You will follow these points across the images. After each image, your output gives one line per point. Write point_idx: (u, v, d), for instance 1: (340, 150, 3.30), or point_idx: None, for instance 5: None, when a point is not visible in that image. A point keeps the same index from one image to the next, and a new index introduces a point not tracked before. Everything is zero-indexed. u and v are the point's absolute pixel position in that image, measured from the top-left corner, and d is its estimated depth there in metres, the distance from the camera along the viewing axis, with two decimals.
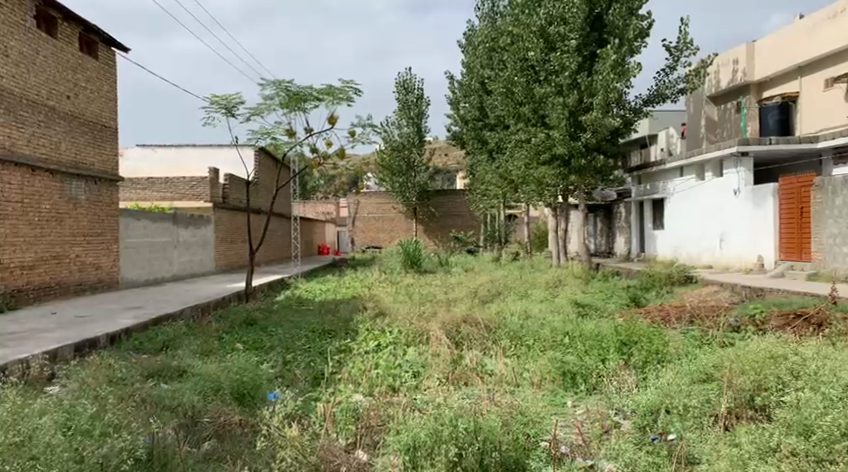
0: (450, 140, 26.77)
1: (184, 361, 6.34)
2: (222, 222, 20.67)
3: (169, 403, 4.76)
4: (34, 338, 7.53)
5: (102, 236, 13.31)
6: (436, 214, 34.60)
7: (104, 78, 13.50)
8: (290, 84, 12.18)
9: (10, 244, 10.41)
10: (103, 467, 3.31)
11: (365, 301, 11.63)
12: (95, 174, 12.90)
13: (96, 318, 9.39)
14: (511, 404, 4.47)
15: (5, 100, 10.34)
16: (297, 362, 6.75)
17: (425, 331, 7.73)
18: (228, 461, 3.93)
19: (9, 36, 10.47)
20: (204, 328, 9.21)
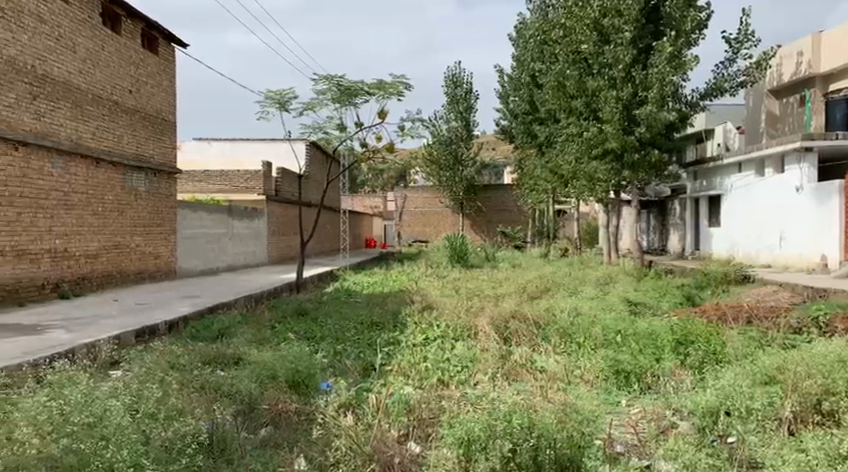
0: (499, 134, 26.64)
1: (239, 349, 6.50)
2: (273, 215, 21.05)
3: (227, 390, 4.90)
4: (96, 324, 7.83)
5: (161, 227, 13.74)
6: (483, 209, 34.42)
7: (164, 73, 13.90)
8: (342, 78, 12.30)
9: (76, 234, 10.81)
10: (168, 449, 3.45)
11: (412, 294, 11.67)
12: (155, 166, 13.31)
13: (155, 306, 9.71)
14: (565, 402, 4.43)
15: (73, 95, 10.73)
16: (347, 352, 6.84)
17: (474, 325, 7.73)
18: (285, 448, 4.02)
19: (76, 33, 10.85)
20: (256, 318, 9.41)
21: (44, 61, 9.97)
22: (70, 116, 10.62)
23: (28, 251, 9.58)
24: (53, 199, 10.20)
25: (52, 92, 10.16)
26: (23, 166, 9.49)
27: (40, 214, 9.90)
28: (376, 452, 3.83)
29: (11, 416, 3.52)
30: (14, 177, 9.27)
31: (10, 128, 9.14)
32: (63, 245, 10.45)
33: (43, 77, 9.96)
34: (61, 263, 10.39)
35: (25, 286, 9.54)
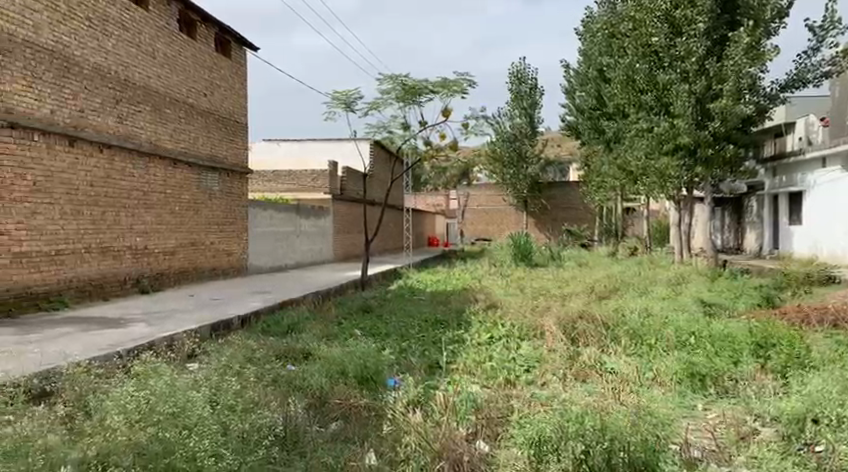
0: (564, 130, 26.21)
1: (308, 345, 6.63)
2: (338, 213, 21.41)
3: (299, 384, 5.02)
4: (174, 318, 8.15)
5: (233, 225, 14.17)
6: (547, 207, 33.97)
7: (236, 76, 14.33)
8: (406, 78, 12.39)
9: (155, 231, 11.29)
10: (246, 441, 3.57)
11: (476, 293, 11.63)
12: (227, 166, 13.74)
13: (229, 301, 10.04)
14: (639, 405, 4.32)
15: (152, 99, 11.19)
16: (412, 349, 6.89)
17: (540, 324, 7.64)
18: (357, 442, 4.08)
19: (156, 39, 11.32)
20: (323, 314, 9.59)
21: (126, 67, 10.44)
22: (149, 118, 11.08)
23: (111, 247, 10.05)
24: (133, 198, 10.67)
25: (133, 96, 10.63)
26: (107, 167, 9.97)
27: (123, 213, 10.37)
28: (447, 448, 3.84)
29: (102, 404, 3.71)
30: (99, 178, 9.74)
31: (95, 131, 9.61)
32: (143, 243, 10.92)
33: (125, 83, 10.42)
34: (141, 259, 10.87)
35: (109, 281, 10.01)
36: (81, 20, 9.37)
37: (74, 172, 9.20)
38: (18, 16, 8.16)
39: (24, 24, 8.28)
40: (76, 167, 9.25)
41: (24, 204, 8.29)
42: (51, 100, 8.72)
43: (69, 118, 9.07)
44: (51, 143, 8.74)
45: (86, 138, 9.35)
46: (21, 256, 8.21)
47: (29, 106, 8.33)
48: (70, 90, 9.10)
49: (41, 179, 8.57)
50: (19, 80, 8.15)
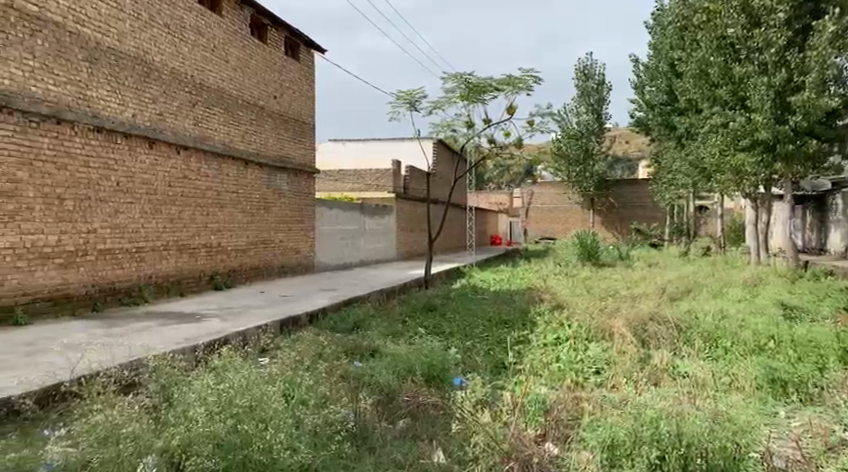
0: (632, 127, 25.56)
1: (374, 342, 6.70)
2: (403, 212, 21.57)
3: (368, 381, 5.09)
4: (246, 314, 8.42)
5: (301, 223, 14.49)
6: (615, 205, 33.22)
7: (305, 79, 14.64)
8: (470, 76, 12.36)
9: (227, 230, 11.66)
10: (317, 437, 3.65)
11: (542, 292, 11.50)
12: (295, 166, 14.05)
13: (297, 298, 10.28)
14: (716, 411, 4.20)
15: (225, 102, 11.56)
16: (477, 349, 6.86)
17: (608, 325, 7.46)
18: (425, 440, 4.11)
19: (228, 44, 11.67)
20: (388, 312, 9.69)
21: (201, 71, 10.83)
22: (222, 121, 11.44)
23: (187, 245, 10.44)
24: (208, 198, 11.05)
25: (208, 99, 11.00)
26: (184, 168, 10.37)
27: (198, 212, 10.75)
28: (517, 446, 3.81)
29: (183, 397, 3.88)
30: (176, 178, 10.13)
31: (172, 134, 10.00)
32: (216, 241, 11.30)
33: (200, 86, 10.80)
34: (215, 257, 11.25)
35: (185, 277, 10.41)
36: (160, 27, 9.76)
37: (153, 173, 9.60)
38: (104, 25, 8.57)
39: (109, 32, 8.68)
40: (156, 168, 9.66)
41: (109, 203, 8.70)
42: (133, 104, 9.13)
43: (149, 121, 9.48)
44: (133, 145, 9.16)
45: (164, 140, 9.74)
46: (107, 253, 8.61)
47: (113, 110, 8.74)
48: (150, 94, 9.50)
49: (124, 179, 8.98)
50: (105, 86, 8.57)
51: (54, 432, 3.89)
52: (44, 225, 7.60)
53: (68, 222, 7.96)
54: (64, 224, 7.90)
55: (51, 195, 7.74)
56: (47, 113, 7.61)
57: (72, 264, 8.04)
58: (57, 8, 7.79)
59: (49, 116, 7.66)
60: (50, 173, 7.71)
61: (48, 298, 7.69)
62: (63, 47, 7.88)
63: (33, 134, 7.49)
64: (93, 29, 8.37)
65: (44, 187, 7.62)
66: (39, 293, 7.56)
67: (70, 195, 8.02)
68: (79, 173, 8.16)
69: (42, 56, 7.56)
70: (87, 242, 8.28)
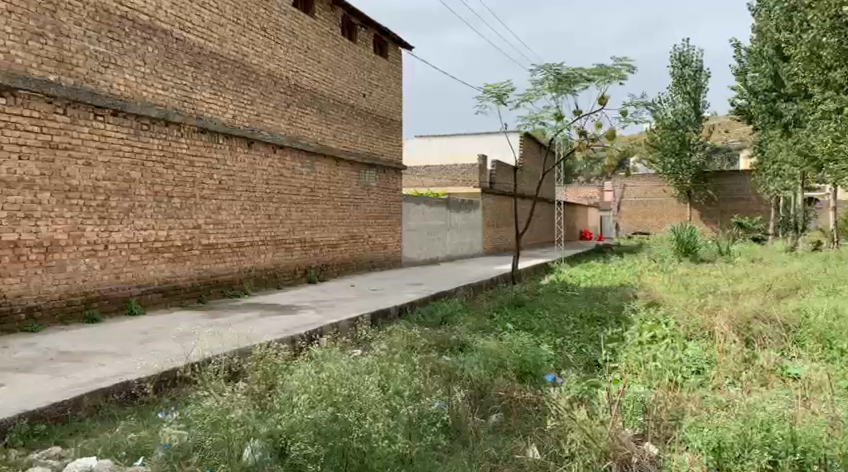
0: (733, 115, 24.28)
1: (462, 336, 6.71)
2: (490, 207, 21.46)
3: (460, 376, 5.11)
4: (339, 306, 8.65)
5: (389, 219, 14.73)
6: (714, 198, 31.68)
7: (393, 76, 14.83)
8: (560, 67, 12.11)
9: (320, 226, 12.00)
10: (412, 429, 3.72)
11: (635, 289, 11.13)
12: (384, 163, 14.28)
13: (387, 291, 10.46)
14: (835, 416, 3.93)
15: (318, 101, 11.89)
16: (568, 346, 6.74)
17: (709, 323, 7.11)
18: (520, 436, 4.08)
19: (320, 45, 11.97)
20: (476, 307, 9.67)
21: (295, 72, 11.18)
22: (315, 120, 11.77)
23: (284, 240, 10.84)
24: (302, 194, 11.42)
25: (302, 99, 11.35)
26: (280, 166, 10.75)
27: (293, 208, 11.13)
28: (617, 442, 3.71)
29: (284, 386, 4.03)
30: (273, 176, 10.53)
31: (269, 133, 10.39)
32: (310, 236, 11.65)
33: (294, 87, 11.16)
34: (309, 251, 11.61)
35: (281, 271, 10.82)
36: (257, 31, 10.14)
37: (252, 172, 10.03)
38: (206, 30, 9.00)
39: (211, 37, 9.10)
40: (255, 167, 10.07)
41: (212, 200, 9.15)
42: (233, 106, 9.55)
43: (248, 121, 9.89)
44: (234, 145, 9.59)
45: (261, 139, 10.13)
46: (210, 248, 9.08)
47: (216, 112, 9.18)
48: (249, 96, 9.90)
49: (225, 178, 9.42)
50: (207, 89, 9.00)
51: (167, 415, 4.16)
52: (155, 220, 8.09)
53: (175, 218, 8.44)
54: (173, 220, 8.39)
55: (161, 193, 8.21)
56: (157, 116, 8.07)
57: (179, 258, 8.52)
58: (165, 16, 8.25)
59: (159, 118, 8.13)
60: (160, 172, 8.18)
61: (158, 289, 8.19)
62: (170, 53, 8.33)
63: (145, 136, 7.96)
64: (196, 35, 8.80)
65: (154, 186, 8.10)
66: (150, 285, 8.06)
67: (178, 193, 8.49)
68: (185, 172, 8.61)
69: (152, 62, 8.02)
70: (193, 237, 8.75)
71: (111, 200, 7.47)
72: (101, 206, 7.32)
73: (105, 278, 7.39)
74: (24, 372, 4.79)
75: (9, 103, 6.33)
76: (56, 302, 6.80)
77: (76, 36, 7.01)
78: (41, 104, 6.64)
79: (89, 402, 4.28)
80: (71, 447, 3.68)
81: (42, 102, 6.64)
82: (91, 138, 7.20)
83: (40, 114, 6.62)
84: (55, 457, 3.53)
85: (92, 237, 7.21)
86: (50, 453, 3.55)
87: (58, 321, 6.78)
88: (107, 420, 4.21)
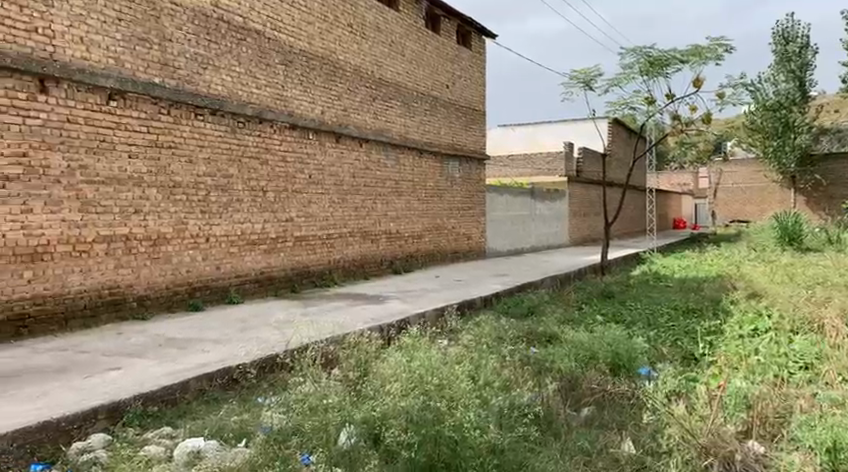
0: (844, 93, 22.60)
1: (550, 328, 6.62)
2: (577, 196, 21.04)
3: (549, 367, 5.05)
4: (426, 297, 8.74)
5: (473, 210, 14.72)
6: (822, 183, 29.64)
7: (476, 66, 14.76)
8: (651, 49, 11.67)
9: (405, 217, 12.14)
10: (502, 419, 3.72)
11: (734, 280, 10.59)
12: (467, 153, 14.28)
13: (471, 282, 10.48)
14: None
15: (402, 94, 12.02)
16: (662, 338, 6.52)
17: (818, 316, 6.68)
18: (614, 430, 3.99)
19: (405, 38, 12.07)
20: (563, 299, 9.52)
21: (380, 66, 11.33)
22: (399, 113, 11.90)
23: (370, 232, 11.04)
24: (388, 187, 11.59)
25: (386, 93, 11.50)
26: (366, 159, 10.94)
27: (378, 201, 11.30)
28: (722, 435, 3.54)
29: (376, 375, 4.14)
30: (359, 170, 10.74)
31: (356, 128, 10.59)
32: (395, 228, 11.81)
33: (379, 81, 11.31)
34: (394, 242, 11.78)
35: (368, 262, 11.03)
36: (344, 27, 10.34)
37: (340, 165, 10.26)
38: (296, 29, 9.25)
39: (301, 35, 9.35)
40: (342, 161, 10.31)
41: (303, 194, 9.44)
42: (321, 102, 9.79)
43: (335, 116, 10.11)
44: (322, 140, 9.85)
45: (348, 134, 10.36)
46: (302, 240, 9.37)
47: (305, 108, 9.45)
48: (336, 91, 10.12)
49: (315, 172, 9.68)
50: (298, 86, 9.28)
51: (266, 400, 4.35)
52: (250, 214, 8.43)
53: (269, 212, 8.76)
54: (267, 214, 8.72)
55: (256, 188, 8.55)
56: (252, 114, 8.39)
57: (273, 250, 8.85)
58: (258, 17, 8.54)
59: (253, 116, 8.45)
60: (255, 169, 8.51)
61: (255, 280, 8.55)
62: (263, 52, 8.63)
63: (241, 133, 8.30)
64: (287, 34, 9.08)
65: (250, 181, 8.44)
66: (247, 275, 8.43)
67: (271, 187, 8.81)
68: (278, 167, 8.92)
69: (246, 61, 8.34)
70: (285, 230, 9.07)
71: (211, 195, 7.84)
72: (202, 201, 7.70)
73: (206, 269, 7.78)
74: (136, 357, 5.13)
75: (120, 105, 6.74)
76: (163, 291, 7.22)
77: (177, 40, 7.38)
78: (147, 105, 7.04)
79: (196, 386, 4.52)
80: (180, 428, 3.92)
81: (148, 103, 7.03)
82: (192, 136, 7.57)
83: (147, 115, 7.03)
84: (166, 436, 3.76)
85: (194, 230, 7.60)
86: (163, 433, 3.78)
87: (164, 309, 7.22)
88: (211, 403, 4.44)
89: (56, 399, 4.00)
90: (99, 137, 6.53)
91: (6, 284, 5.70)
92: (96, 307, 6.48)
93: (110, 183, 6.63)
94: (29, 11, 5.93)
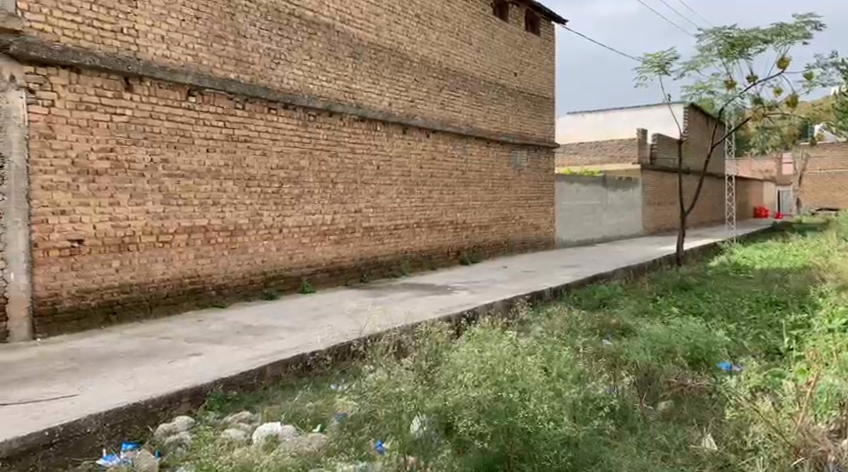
0: None
1: (624, 320, 6.47)
2: (651, 185, 20.42)
3: (625, 360, 4.94)
4: (494, 288, 8.69)
5: (542, 200, 14.52)
6: None
7: (545, 53, 14.49)
8: (732, 30, 11.13)
9: (472, 207, 12.09)
10: (577, 411, 3.65)
11: (822, 271, 10.03)
12: (536, 142, 14.07)
13: (540, 273, 10.36)
14: None
15: (469, 84, 11.94)
16: (743, 332, 6.26)
17: None
18: (693, 426, 3.88)
19: (472, 26, 11.96)
20: (637, 291, 9.28)
21: (447, 56, 11.29)
22: (466, 102, 11.85)
23: (437, 223, 11.06)
24: (454, 177, 11.58)
25: (453, 82, 11.45)
26: (433, 150, 10.95)
27: (445, 191, 11.30)
28: (814, 430, 3.36)
29: (448, 364, 4.14)
30: (426, 160, 10.77)
31: (423, 119, 10.61)
32: (462, 218, 11.78)
33: (446, 71, 11.28)
34: (462, 233, 11.76)
35: (436, 252, 11.06)
36: (412, 18, 10.35)
37: (407, 156, 10.31)
38: (365, 21, 9.32)
39: (369, 28, 9.42)
40: (409, 151, 10.35)
41: (371, 185, 9.54)
42: (389, 93, 9.86)
43: (402, 107, 10.15)
44: (390, 132, 9.92)
45: (416, 125, 10.39)
46: (370, 231, 9.48)
47: (374, 100, 9.54)
48: (403, 83, 10.17)
49: (383, 163, 9.77)
50: (366, 79, 9.36)
51: (339, 387, 4.45)
52: (321, 205, 8.59)
53: (339, 203, 8.90)
54: (337, 205, 8.86)
55: (327, 180, 8.70)
56: (322, 107, 8.52)
57: (343, 240, 9.00)
58: (328, 11, 8.65)
59: (324, 109, 8.58)
60: (325, 161, 8.66)
61: (326, 270, 8.72)
62: (333, 46, 8.75)
63: (312, 127, 8.45)
64: (356, 27, 9.17)
65: (320, 174, 8.59)
66: (319, 266, 8.60)
67: (341, 179, 8.94)
68: (347, 159, 9.04)
69: (317, 55, 8.48)
70: (355, 221, 9.20)
71: (284, 187, 8.03)
72: (276, 193, 7.90)
73: (280, 259, 7.99)
74: (216, 344, 5.32)
75: (198, 101, 6.98)
76: (240, 280, 7.47)
77: (251, 36, 7.56)
78: (224, 101, 7.27)
79: (272, 372, 4.66)
80: (259, 412, 4.05)
81: (224, 99, 7.26)
82: (265, 130, 7.76)
83: (223, 110, 7.25)
84: (245, 420, 3.89)
85: (268, 222, 7.81)
86: (242, 416, 3.91)
87: (241, 297, 7.47)
88: (288, 389, 4.58)
89: (143, 382, 4.20)
90: (179, 132, 6.79)
91: (96, 273, 6.01)
92: (178, 295, 6.76)
93: (190, 176, 6.88)
94: (115, 13, 6.20)
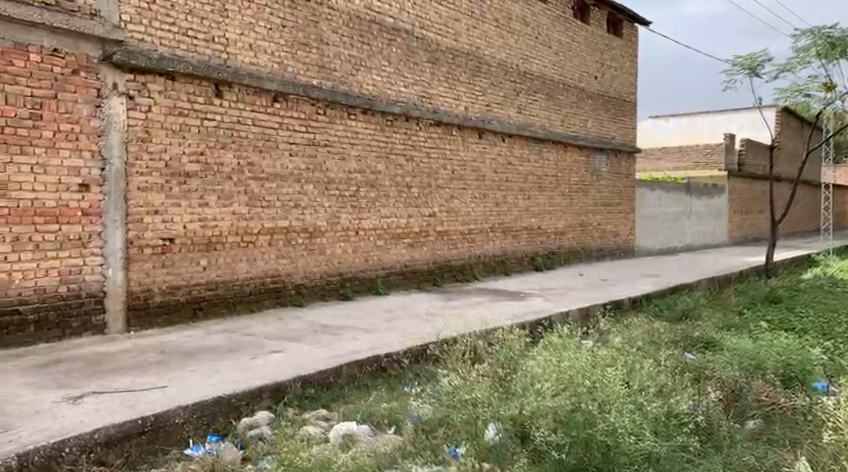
0: None
1: (706, 332, 6.21)
2: (738, 192, 19.54)
3: (710, 374, 4.75)
4: (569, 295, 8.53)
5: (621, 206, 14.14)
6: None
7: (627, 55, 14.14)
8: (832, 30, 10.53)
9: (548, 213, 11.92)
10: (659, 425, 3.53)
11: None
12: (616, 147, 13.73)
13: (618, 281, 10.09)
14: None
15: (547, 87, 11.79)
16: (840, 350, 5.87)
17: None
18: (785, 447, 3.67)
19: (551, 29, 11.81)
20: (721, 302, 8.89)
21: (526, 60, 11.18)
22: (544, 106, 11.70)
23: (511, 228, 10.96)
24: (530, 182, 11.46)
25: (531, 86, 11.34)
26: (508, 154, 10.88)
27: (520, 196, 11.19)
28: None
29: (525, 371, 4.09)
30: (501, 165, 10.71)
31: (499, 123, 10.55)
32: (537, 223, 11.63)
33: (524, 74, 11.17)
34: (536, 238, 11.62)
35: (509, 257, 10.97)
36: (491, 22, 10.32)
37: (482, 161, 10.29)
38: (443, 26, 9.37)
39: (447, 33, 9.46)
40: (485, 155, 10.33)
41: (446, 189, 9.57)
42: (466, 98, 9.87)
43: (479, 112, 10.15)
44: (465, 136, 9.92)
45: (492, 129, 10.35)
46: (443, 235, 9.50)
47: (450, 104, 9.57)
48: (480, 87, 10.15)
49: (458, 168, 9.79)
50: (443, 83, 9.41)
51: (413, 390, 4.49)
52: (396, 209, 8.68)
53: (414, 207, 8.97)
54: (412, 209, 8.94)
55: (402, 183, 8.79)
56: (399, 111, 8.63)
57: (417, 243, 9.06)
58: (407, 17, 8.75)
59: (401, 114, 8.68)
60: (401, 165, 8.76)
61: (400, 272, 8.81)
62: (411, 52, 8.83)
63: (389, 131, 8.57)
64: (434, 32, 9.22)
65: (396, 177, 8.69)
66: (393, 268, 8.69)
67: (416, 183, 9.01)
68: (423, 163, 9.11)
69: (396, 61, 8.59)
70: (429, 224, 9.24)
71: (361, 190, 8.16)
72: (353, 196, 8.04)
73: (356, 260, 8.12)
74: (296, 342, 5.45)
75: (283, 106, 7.19)
76: (317, 281, 7.64)
77: (334, 43, 7.74)
78: (306, 106, 7.46)
79: (348, 372, 4.74)
80: (336, 411, 4.13)
81: (307, 104, 7.45)
82: (345, 135, 7.92)
83: (306, 115, 7.44)
84: (323, 418, 3.97)
85: (345, 224, 7.96)
86: (320, 414, 4.00)
87: (318, 297, 7.64)
88: (364, 389, 4.65)
89: (228, 377, 4.36)
90: (265, 136, 7.02)
91: (185, 270, 6.29)
92: (260, 294, 6.98)
93: (273, 179, 7.10)
94: (208, 22, 6.49)
